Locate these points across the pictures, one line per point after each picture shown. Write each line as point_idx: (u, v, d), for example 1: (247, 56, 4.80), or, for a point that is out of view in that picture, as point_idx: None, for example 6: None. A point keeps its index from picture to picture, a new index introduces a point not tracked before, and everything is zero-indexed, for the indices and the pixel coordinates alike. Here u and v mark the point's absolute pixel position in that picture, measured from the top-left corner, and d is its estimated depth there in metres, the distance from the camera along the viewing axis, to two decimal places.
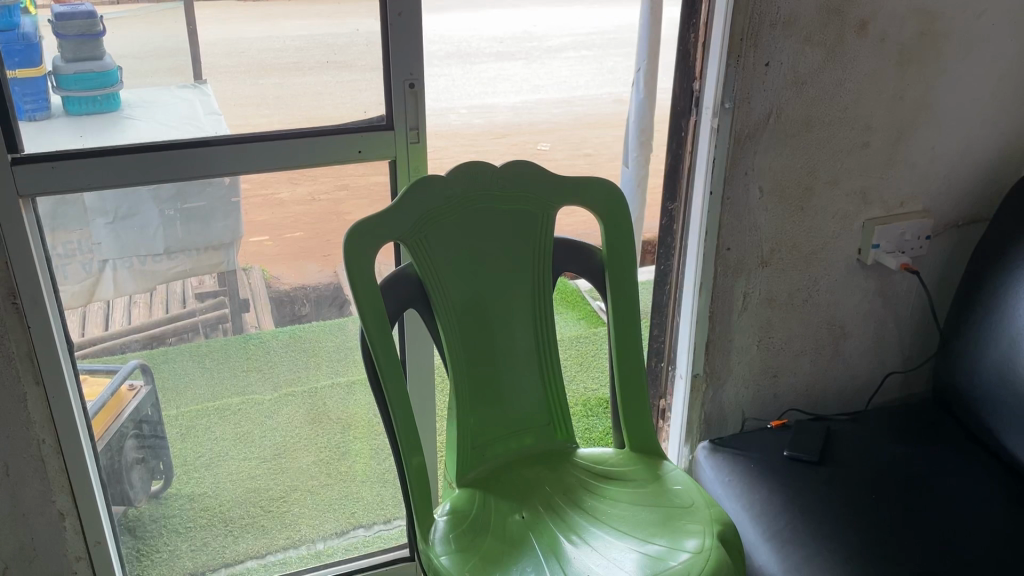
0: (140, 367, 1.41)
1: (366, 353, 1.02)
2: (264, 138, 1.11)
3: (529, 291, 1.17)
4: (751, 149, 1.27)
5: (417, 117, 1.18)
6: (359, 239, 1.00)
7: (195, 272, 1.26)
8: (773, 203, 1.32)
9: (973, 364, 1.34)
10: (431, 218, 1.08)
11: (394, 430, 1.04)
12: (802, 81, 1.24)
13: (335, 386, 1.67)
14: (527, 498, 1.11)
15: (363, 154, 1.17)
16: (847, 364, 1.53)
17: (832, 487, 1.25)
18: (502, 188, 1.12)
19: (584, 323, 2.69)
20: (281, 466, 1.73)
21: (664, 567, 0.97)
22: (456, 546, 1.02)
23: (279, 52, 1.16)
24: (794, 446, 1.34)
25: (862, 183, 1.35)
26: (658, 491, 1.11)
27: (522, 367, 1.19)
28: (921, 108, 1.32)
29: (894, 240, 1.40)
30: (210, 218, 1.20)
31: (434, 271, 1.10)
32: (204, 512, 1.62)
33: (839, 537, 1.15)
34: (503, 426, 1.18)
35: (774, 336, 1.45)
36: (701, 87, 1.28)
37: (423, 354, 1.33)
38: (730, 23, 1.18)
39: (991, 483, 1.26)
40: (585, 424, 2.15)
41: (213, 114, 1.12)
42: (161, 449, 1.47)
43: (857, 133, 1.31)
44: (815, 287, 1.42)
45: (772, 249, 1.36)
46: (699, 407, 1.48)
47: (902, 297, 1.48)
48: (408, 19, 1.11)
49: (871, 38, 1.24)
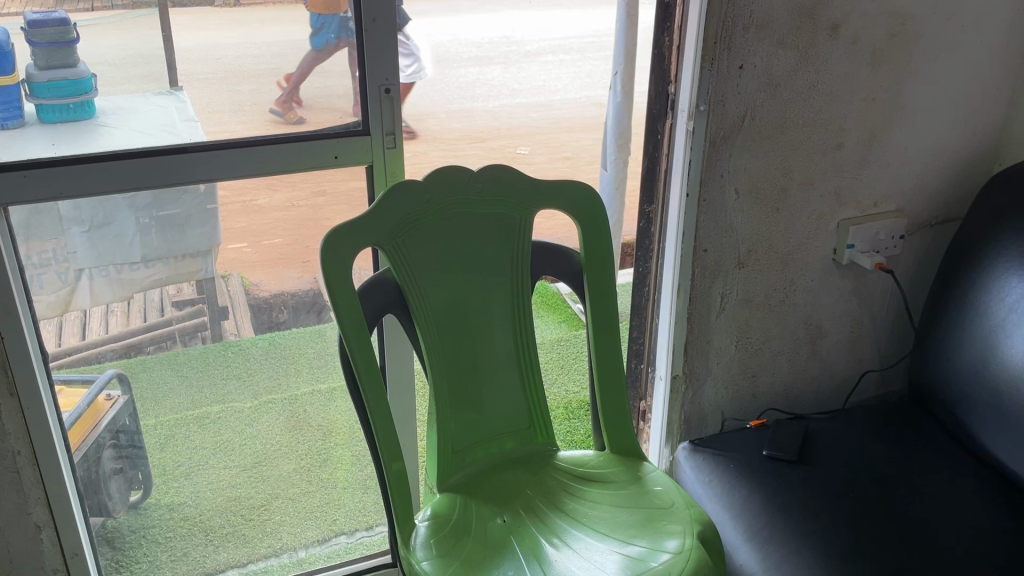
0: (117, 376, 1.37)
1: (345, 361, 1.02)
2: (242, 144, 1.12)
3: (508, 293, 1.17)
4: (726, 150, 1.28)
5: (394, 121, 1.18)
6: (336, 246, 1.00)
7: (172, 280, 1.26)
8: (749, 204, 1.34)
9: (949, 361, 1.35)
10: (409, 222, 1.08)
11: (374, 436, 1.04)
12: (776, 83, 1.25)
13: (316, 393, 1.59)
14: (508, 502, 1.11)
15: (340, 159, 1.18)
16: (825, 363, 1.54)
17: (811, 486, 1.26)
18: (479, 190, 1.12)
19: (565, 326, 2.69)
20: (262, 474, 1.68)
21: (645, 568, 0.98)
22: (437, 552, 1.02)
23: (256, 58, 1.14)
24: (773, 445, 1.35)
25: (837, 182, 1.37)
26: (638, 492, 1.12)
27: (502, 370, 1.19)
28: (894, 109, 1.34)
29: (870, 240, 1.42)
30: (186, 226, 1.20)
31: (413, 276, 1.10)
32: (185, 522, 1.60)
33: (819, 535, 1.16)
34: (484, 429, 1.18)
35: (752, 337, 1.46)
36: (676, 89, 1.28)
37: (403, 359, 1.33)
38: (705, 26, 1.19)
39: (967, 479, 1.27)
40: (566, 426, 2.15)
41: (189, 120, 1.11)
42: (140, 459, 1.45)
43: (831, 134, 1.32)
44: (792, 288, 1.44)
45: (748, 250, 1.37)
46: (679, 408, 1.49)
47: (877, 296, 1.50)
48: (384, 23, 1.11)
49: (843, 40, 1.25)
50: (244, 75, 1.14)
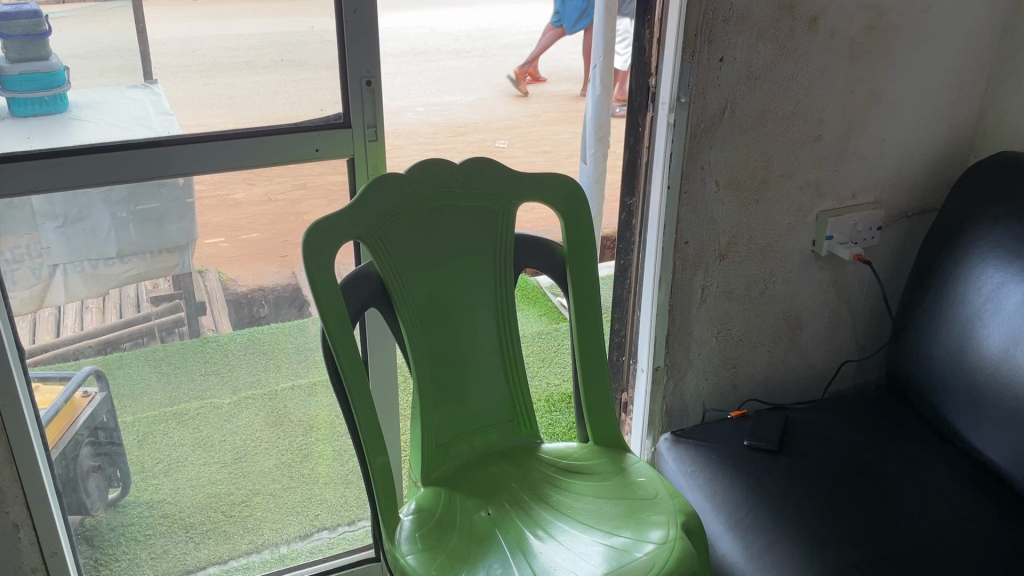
0: (94, 373, 1.37)
1: (328, 356, 1.01)
2: (221, 137, 1.10)
3: (491, 285, 1.17)
4: (707, 143, 1.29)
5: (375, 113, 1.17)
6: (319, 240, 0.99)
7: (150, 275, 1.24)
8: (729, 196, 1.34)
9: (927, 351, 1.37)
10: (391, 217, 1.07)
11: (357, 431, 1.03)
12: (756, 75, 1.26)
13: (297, 388, 1.59)
14: (492, 496, 1.11)
15: (321, 152, 1.17)
16: (804, 354, 1.55)
17: (792, 475, 1.27)
18: (462, 183, 1.11)
19: (546, 319, 2.69)
20: (242, 470, 1.67)
21: (629, 559, 0.98)
22: (422, 546, 1.01)
23: (232, 50, 1.15)
24: (754, 435, 1.36)
25: (816, 174, 1.38)
26: (622, 483, 1.12)
27: (485, 365, 1.19)
28: (872, 101, 1.35)
29: (848, 232, 1.43)
30: (163, 220, 1.18)
31: (395, 269, 1.09)
32: (165, 519, 1.58)
33: (801, 524, 1.17)
34: (468, 423, 1.18)
35: (733, 328, 1.47)
36: (657, 82, 1.28)
37: (386, 351, 1.33)
38: (685, 18, 1.19)
39: (944, 467, 1.29)
40: (548, 419, 2.15)
41: (165, 114, 1.10)
42: (118, 456, 1.44)
43: (810, 127, 1.33)
44: (772, 280, 1.45)
45: (728, 242, 1.38)
46: (661, 400, 1.49)
47: (854, 287, 1.52)
48: (364, 16, 1.10)
49: (822, 33, 1.26)
50: (218, 69, 1.14)
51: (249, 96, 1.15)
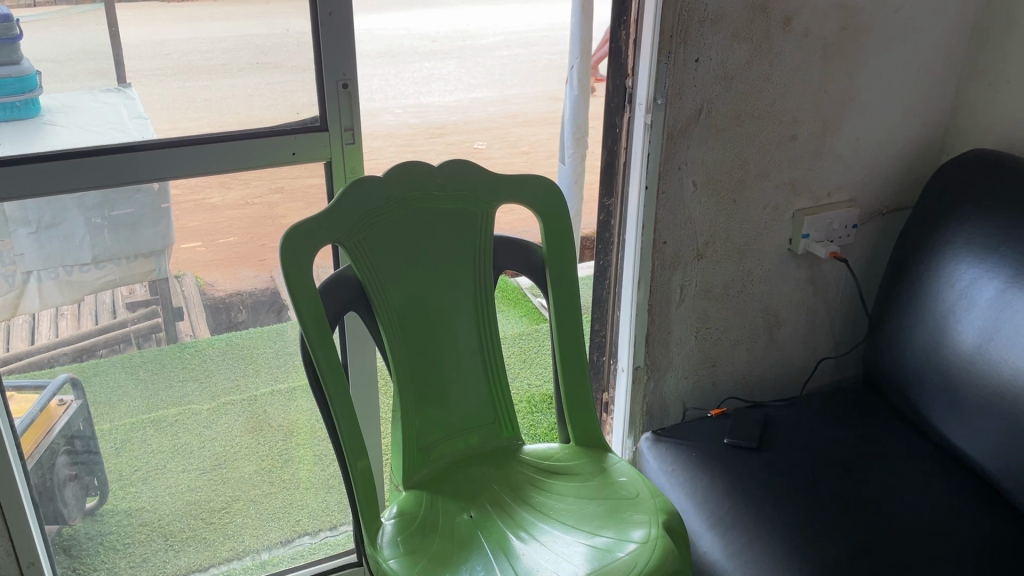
0: (70, 381, 1.38)
1: (308, 362, 1.00)
2: (196, 141, 1.09)
3: (471, 288, 1.17)
4: (684, 143, 1.29)
5: (352, 116, 1.16)
6: (297, 243, 0.98)
7: (126, 281, 1.23)
8: (706, 195, 1.35)
9: (902, 347, 1.39)
10: (370, 219, 1.07)
11: (338, 437, 1.03)
12: (731, 76, 1.27)
13: (276, 393, 1.68)
14: (474, 499, 1.11)
15: (298, 155, 1.16)
16: (782, 351, 1.57)
17: (772, 472, 1.28)
18: (441, 185, 1.11)
19: (526, 320, 2.70)
20: (222, 476, 1.67)
21: (612, 559, 0.98)
22: (404, 550, 1.01)
23: (207, 53, 1.14)
24: (734, 433, 1.37)
25: (792, 173, 1.39)
26: (604, 483, 1.13)
27: (466, 367, 1.18)
28: (846, 101, 1.37)
29: (824, 230, 1.45)
30: (138, 225, 1.17)
31: (374, 273, 1.09)
32: (144, 527, 1.55)
33: (782, 520, 1.18)
34: (449, 425, 1.18)
35: (712, 326, 1.48)
36: (633, 83, 1.29)
37: (366, 354, 1.32)
38: (661, 19, 1.19)
39: (921, 462, 1.31)
40: (529, 420, 2.16)
41: (139, 117, 1.09)
42: (94, 465, 1.42)
43: (785, 126, 1.34)
44: (749, 278, 1.46)
45: (706, 241, 1.39)
46: (641, 399, 1.50)
47: (831, 284, 1.54)
48: (340, 18, 1.10)
49: (795, 33, 1.27)
50: (191, 72, 1.13)
51: (225, 99, 1.14)
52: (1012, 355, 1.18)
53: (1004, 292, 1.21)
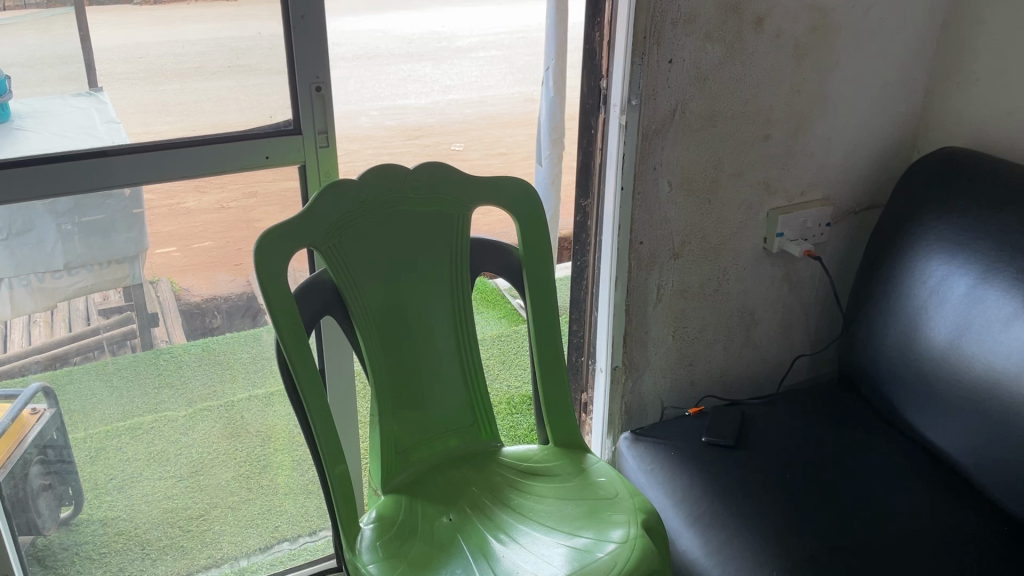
0: (43, 390, 1.36)
1: (283, 366, 1.00)
2: (166, 146, 1.08)
3: (448, 291, 1.17)
4: (659, 144, 1.30)
5: (325, 119, 1.16)
6: (270, 248, 0.98)
7: (99, 288, 1.22)
8: (681, 195, 1.36)
9: (876, 344, 1.40)
10: (344, 223, 1.06)
11: (315, 442, 1.02)
12: (704, 76, 1.27)
13: (253, 399, 1.60)
14: (454, 501, 1.11)
15: (272, 159, 1.15)
16: (758, 349, 1.58)
17: (750, 469, 1.29)
18: (417, 188, 1.11)
19: (505, 322, 2.70)
20: (199, 484, 1.63)
21: (591, 559, 0.98)
22: (383, 554, 1.01)
23: (180, 57, 1.13)
24: (711, 431, 1.38)
25: (766, 173, 1.40)
26: (583, 483, 1.13)
27: (444, 370, 1.18)
28: (818, 100, 1.38)
29: (797, 228, 1.46)
30: (111, 231, 1.16)
31: (350, 276, 1.08)
32: (120, 536, 1.56)
33: (760, 517, 1.19)
34: (428, 429, 1.18)
35: (688, 326, 1.48)
36: (608, 84, 1.29)
37: (343, 359, 1.32)
38: (634, 21, 1.20)
39: (896, 457, 1.32)
40: (509, 421, 2.15)
41: (111, 122, 1.08)
42: (69, 474, 1.45)
43: (758, 126, 1.35)
44: (725, 277, 1.47)
45: (682, 241, 1.40)
46: (620, 398, 1.50)
47: (806, 282, 1.55)
48: (312, 21, 1.09)
49: (768, 34, 1.28)
50: (164, 75, 1.12)
51: (199, 103, 1.14)
52: (984, 350, 1.20)
53: (976, 288, 1.23)
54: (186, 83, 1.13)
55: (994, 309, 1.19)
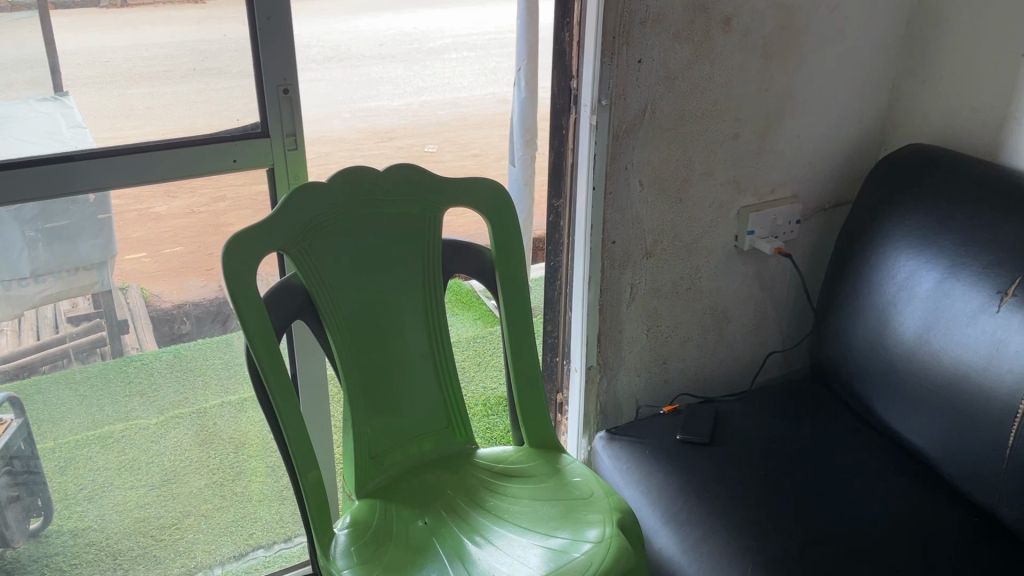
0: (10, 400, 1.36)
1: (253, 372, 0.98)
2: (132, 151, 1.07)
3: (420, 294, 1.17)
4: (630, 144, 1.30)
5: (294, 122, 1.15)
6: (238, 253, 0.96)
7: (67, 295, 1.20)
8: (653, 195, 1.36)
9: (847, 340, 1.41)
10: (314, 227, 1.05)
11: (287, 448, 1.01)
12: (674, 76, 1.28)
13: (225, 405, 1.63)
14: (429, 504, 1.10)
15: (240, 163, 1.14)
16: (731, 347, 1.59)
17: (724, 466, 1.30)
18: (387, 190, 1.10)
19: (481, 323, 2.69)
20: (172, 492, 1.63)
21: (567, 560, 0.98)
22: (358, 560, 1.00)
23: (147, 59, 1.11)
24: (686, 429, 1.38)
25: (736, 171, 1.41)
26: (559, 484, 1.13)
27: (417, 373, 1.18)
28: (787, 99, 1.39)
29: (768, 226, 1.48)
30: (77, 238, 1.14)
31: (321, 280, 1.07)
32: (91, 546, 1.55)
33: (735, 514, 1.19)
34: (402, 432, 1.17)
35: (662, 324, 1.49)
36: (578, 85, 1.30)
37: (315, 363, 1.31)
38: (603, 21, 1.20)
39: (869, 452, 1.34)
40: (486, 423, 2.15)
41: (77, 127, 1.07)
42: (37, 485, 1.42)
43: (728, 125, 1.36)
44: (698, 276, 1.48)
45: (655, 240, 1.40)
46: (595, 398, 1.50)
47: (777, 279, 1.56)
48: (278, 23, 1.08)
49: (736, 34, 1.29)
50: (134, 78, 1.10)
51: (167, 107, 1.12)
52: (951, 344, 1.21)
53: (943, 283, 1.24)
54: (153, 86, 1.12)
55: (961, 303, 1.21)
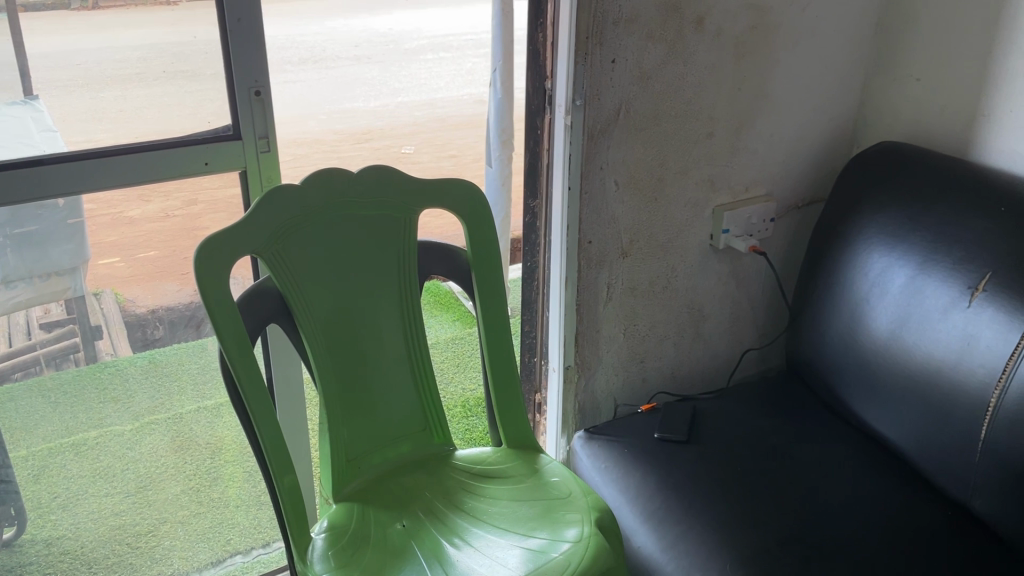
0: None
1: (227, 376, 0.97)
2: (102, 154, 1.05)
3: (396, 296, 1.16)
4: (604, 143, 1.30)
5: (266, 124, 1.13)
6: (211, 256, 0.95)
7: (39, 301, 1.19)
8: (628, 194, 1.36)
9: (822, 336, 1.42)
10: (287, 230, 1.05)
11: (263, 453, 1.00)
12: (647, 76, 1.28)
13: (201, 410, 1.80)
14: (407, 507, 1.10)
15: (211, 165, 1.12)
16: (708, 344, 1.60)
17: (702, 464, 1.30)
18: (362, 192, 1.10)
19: (459, 325, 2.69)
20: (147, 499, 1.64)
21: (546, 560, 0.98)
22: (335, 564, 0.99)
23: (119, 63, 1.11)
24: (664, 427, 1.39)
25: (710, 170, 1.42)
26: (537, 484, 1.13)
27: (393, 376, 1.17)
28: (760, 98, 1.40)
29: (742, 224, 1.49)
30: (49, 243, 1.12)
31: (295, 283, 1.06)
32: (65, 556, 1.51)
33: (713, 512, 1.20)
34: (379, 435, 1.17)
35: (639, 323, 1.49)
36: (552, 85, 1.30)
37: (291, 367, 1.30)
38: (576, 22, 1.20)
39: (844, 447, 1.35)
40: (465, 424, 2.14)
41: (48, 131, 1.05)
42: (8, 495, 1.43)
43: (702, 124, 1.37)
44: (674, 275, 1.48)
45: (631, 240, 1.41)
46: (573, 397, 1.51)
47: (753, 277, 1.57)
48: (249, 24, 1.06)
49: (708, 33, 1.30)
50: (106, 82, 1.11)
51: (140, 109, 1.11)
52: (923, 339, 1.23)
53: (915, 278, 1.26)
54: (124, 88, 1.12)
55: (933, 299, 1.22)
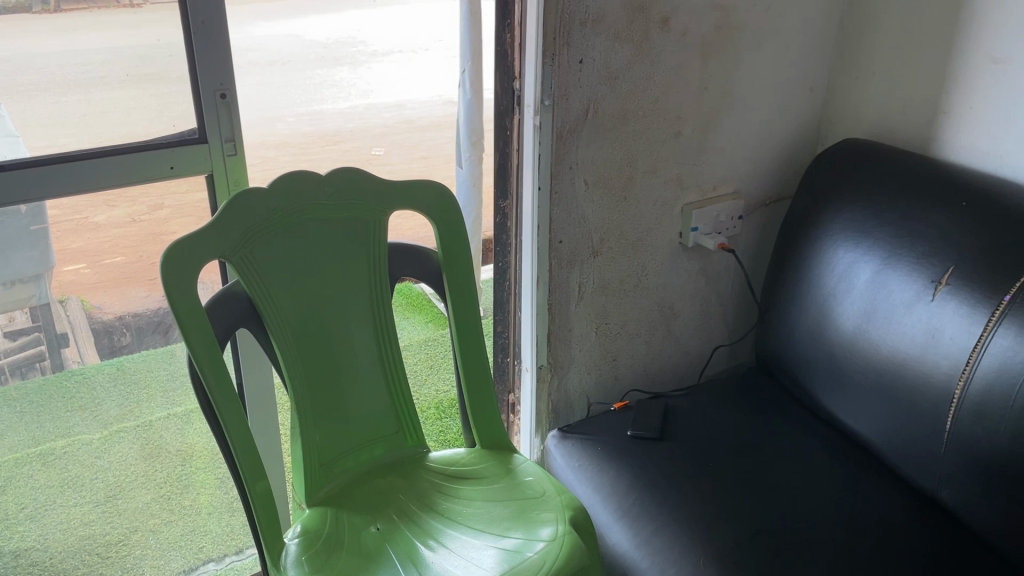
0: None
1: (196, 382, 0.96)
2: (65, 159, 1.03)
3: (366, 299, 1.16)
4: (574, 143, 1.31)
5: (232, 126, 1.12)
6: (178, 261, 0.94)
7: (3, 310, 1.18)
8: (598, 194, 1.37)
9: (791, 332, 1.44)
10: (255, 234, 1.04)
11: (234, 459, 0.99)
12: (615, 76, 1.29)
13: (172, 417, 1.78)
14: (381, 510, 1.09)
15: (177, 169, 1.11)
16: (679, 341, 1.61)
17: (675, 460, 1.31)
18: (330, 195, 1.09)
19: (431, 326, 2.68)
20: (117, 508, 1.63)
21: (521, 559, 0.99)
22: (309, 569, 0.98)
23: (83, 66, 1.08)
24: (636, 425, 1.40)
25: (679, 169, 1.43)
26: (511, 484, 1.13)
27: (365, 379, 1.17)
28: (726, 96, 1.41)
29: (711, 222, 1.50)
30: (11, 250, 1.12)
31: (264, 288, 1.06)
32: (34, 566, 1.49)
33: (686, 508, 1.21)
34: (352, 439, 1.16)
35: (611, 322, 1.50)
36: (520, 85, 1.30)
37: (261, 372, 1.29)
38: (544, 23, 1.20)
39: (814, 441, 1.36)
40: (439, 426, 2.14)
41: (9, 136, 1.04)
42: None
43: (670, 123, 1.38)
44: (644, 273, 1.49)
45: (601, 239, 1.41)
46: (546, 397, 1.51)
47: (722, 274, 1.59)
48: (213, 26, 1.06)
49: (675, 33, 1.31)
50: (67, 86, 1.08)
51: (105, 111, 1.09)
52: (889, 333, 1.25)
53: (880, 273, 1.28)
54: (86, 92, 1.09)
55: (898, 293, 1.24)
